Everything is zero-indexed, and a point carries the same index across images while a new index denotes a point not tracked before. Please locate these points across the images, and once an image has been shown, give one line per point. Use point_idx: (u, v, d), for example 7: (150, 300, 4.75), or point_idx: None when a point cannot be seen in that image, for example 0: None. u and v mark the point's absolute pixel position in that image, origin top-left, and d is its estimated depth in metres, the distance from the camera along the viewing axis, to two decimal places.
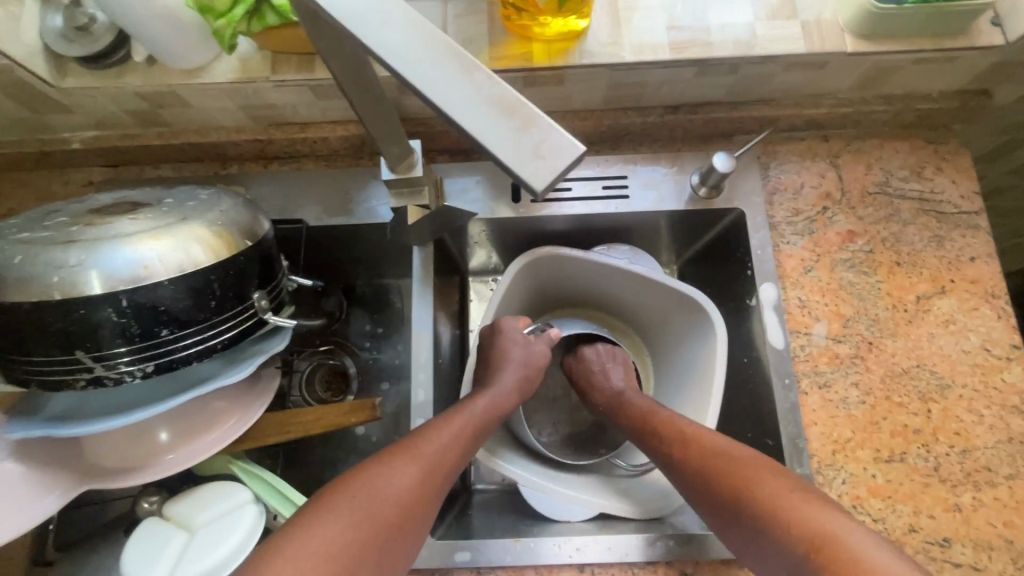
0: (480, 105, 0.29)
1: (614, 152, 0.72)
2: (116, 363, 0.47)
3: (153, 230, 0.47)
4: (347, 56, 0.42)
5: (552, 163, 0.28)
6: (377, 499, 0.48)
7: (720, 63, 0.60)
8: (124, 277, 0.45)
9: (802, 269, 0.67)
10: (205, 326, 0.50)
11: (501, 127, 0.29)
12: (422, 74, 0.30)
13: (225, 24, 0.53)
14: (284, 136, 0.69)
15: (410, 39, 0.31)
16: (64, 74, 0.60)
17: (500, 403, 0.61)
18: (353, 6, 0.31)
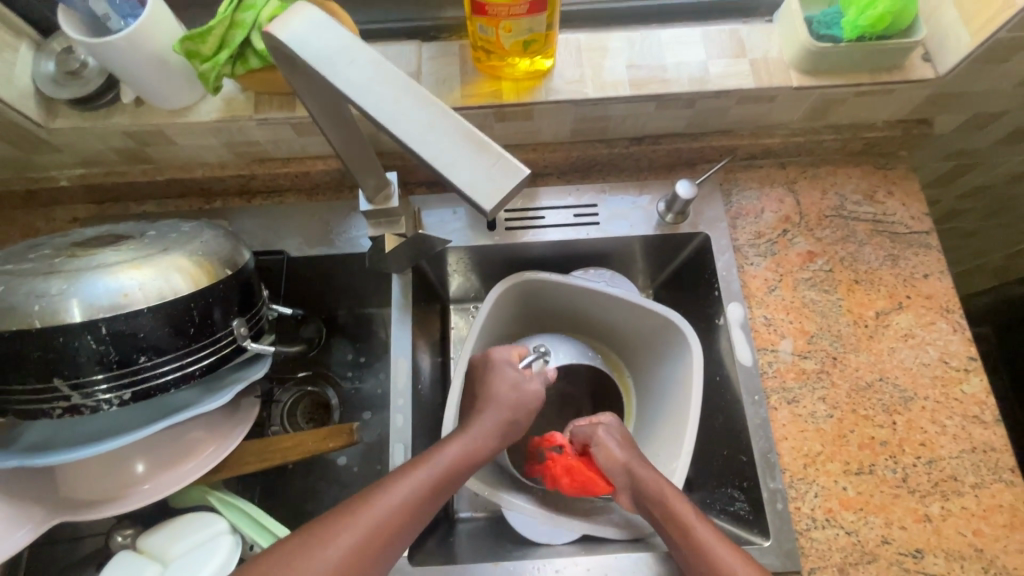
0: (437, 136, 0.32)
1: (584, 182, 0.75)
2: (93, 389, 0.48)
3: (134, 261, 0.49)
4: (321, 100, 0.45)
5: (501, 185, 0.31)
6: (316, 556, 0.47)
7: (677, 98, 0.64)
8: (104, 305, 0.46)
9: (767, 289, 0.70)
10: (183, 351, 0.51)
11: (455, 154, 0.32)
12: (385, 110, 0.33)
13: (210, 68, 0.57)
14: (268, 171, 0.71)
15: (375, 78, 0.34)
16: (54, 115, 0.62)
17: (472, 450, 0.58)
18: (324, 49, 0.35)
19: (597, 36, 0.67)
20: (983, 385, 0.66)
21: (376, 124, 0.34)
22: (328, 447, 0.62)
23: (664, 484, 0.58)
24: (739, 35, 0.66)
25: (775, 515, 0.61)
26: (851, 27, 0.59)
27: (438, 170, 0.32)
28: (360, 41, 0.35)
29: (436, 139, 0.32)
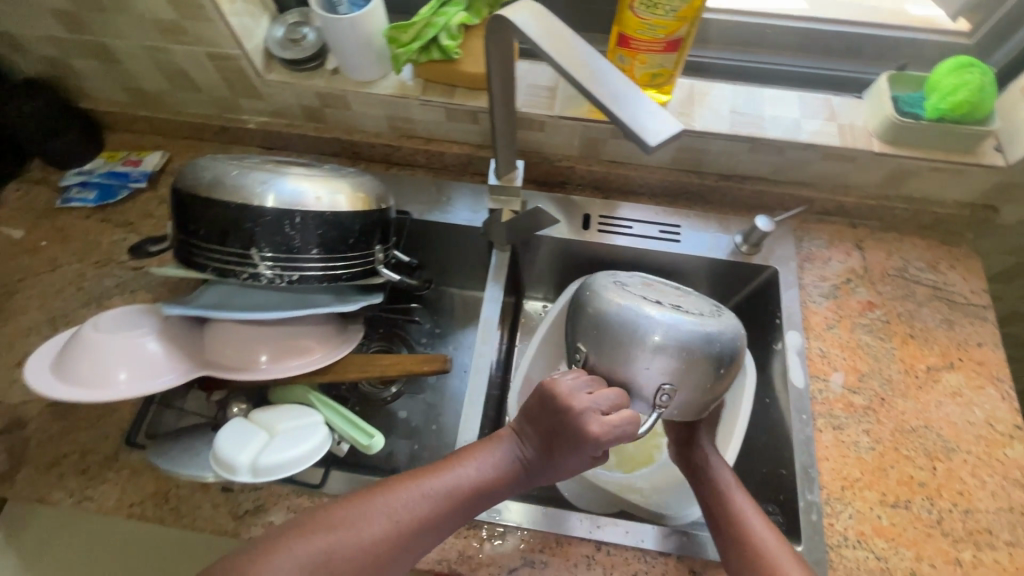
0: (617, 94, 0.43)
1: (671, 205, 0.86)
2: (260, 260, 0.59)
3: (317, 176, 0.62)
4: (502, 81, 0.59)
5: (662, 133, 0.41)
6: (374, 516, 0.52)
7: (770, 143, 0.75)
8: (297, 203, 0.59)
9: (825, 325, 0.77)
10: (330, 254, 0.62)
11: (630, 107, 0.42)
12: (581, 74, 0.45)
13: (404, 52, 0.73)
14: (411, 146, 0.86)
15: (578, 54, 0.46)
16: (269, 69, 0.79)
17: (511, 460, 0.57)
18: (543, 32, 0.48)
19: (708, 84, 0.79)
20: None
21: (567, 78, 0.45)
22: (421, 368, 0.72)
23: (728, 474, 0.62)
24: (832, 103, 0.78)
25: (808, 525, 0.65)
26: (933, 109, 0.70)
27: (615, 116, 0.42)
28: (571, 32, 0.48)
29: (618, 96, 0.43)
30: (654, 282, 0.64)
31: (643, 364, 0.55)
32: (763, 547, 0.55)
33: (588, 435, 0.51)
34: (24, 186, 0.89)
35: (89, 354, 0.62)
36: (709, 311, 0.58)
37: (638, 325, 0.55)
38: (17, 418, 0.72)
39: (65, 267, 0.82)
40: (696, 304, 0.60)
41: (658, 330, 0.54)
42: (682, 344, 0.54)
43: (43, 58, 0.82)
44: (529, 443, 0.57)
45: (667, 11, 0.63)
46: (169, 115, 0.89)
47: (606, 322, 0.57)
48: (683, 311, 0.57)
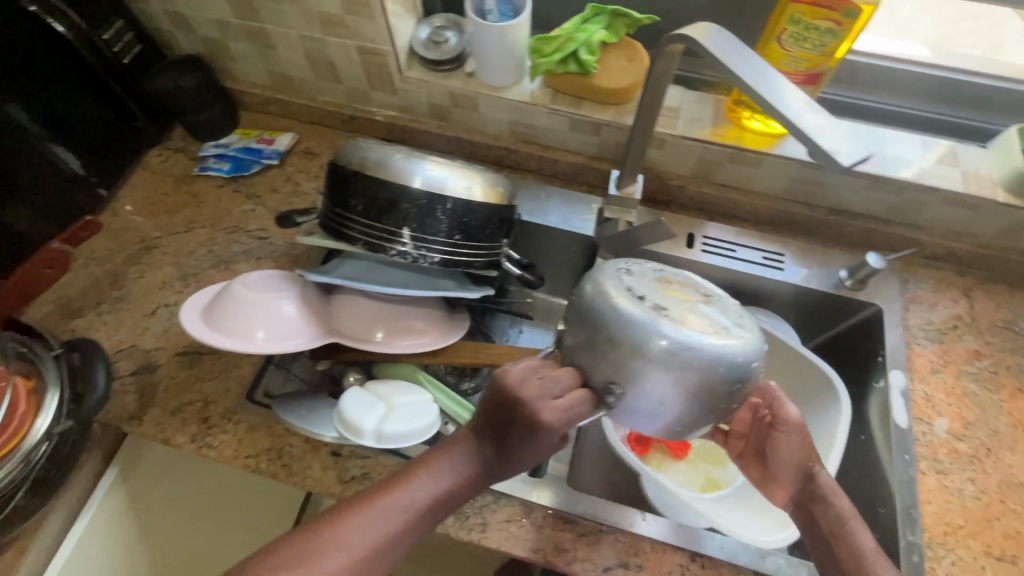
0: (803, 114, 0.45)
1: (776, 234, 0.87)
2: (401, 233, 0.63)
3: (455, 166, 0.65)
4: (657, 95, 0.63)
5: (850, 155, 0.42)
6: (323, 559, 0.47)
7: (890, 182, 0.76)
8: (439, 187, 0.63)
9: (930, 369, 0.76)
10: (465, 241, 0.66)
11: (817, 128, 0.44)
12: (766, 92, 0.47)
13: (545, 63, 0.78)
14: (528, 151, 0.90)
15: (761, 73, 0.48)
16: (409, 67, 0.85)
17: (471, 463, 0.51)
18: (726, 50, 0.50)
19: None
20: None
21: (750, 92, 0.47)
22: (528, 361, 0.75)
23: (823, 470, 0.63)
24: (955, 149, 0.78)
25: (909, 566, 0.64)
26: None
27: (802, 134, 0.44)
28: (753, 53, 0.50)
29: (805, 116, 0.45)
30: (666, 271, 0.53)
31: (624, 377, 0.47)
32: (861, 545, 0.57)
33: (539, 423, 0.47)
34: (165, 152, 0.96)
35: (240, 307, 0.68)
36: (727, 328, 0.47)
37: (623, 332, 0.46)
38: (148, 363, 0.77)
39: (198, 230, 0.89)
40: (715, 316, 0.48)
41: (653, 343, 0.45)
42: (675, 364, 0.45)
43: (204, 38, 0.90)
44: (482, 443, 0.51)
45: (815, 46, 0.64)
46: (304, 101, 0.96)
47: (598, 321, 0.47)
48: (692, 326, 0.46)
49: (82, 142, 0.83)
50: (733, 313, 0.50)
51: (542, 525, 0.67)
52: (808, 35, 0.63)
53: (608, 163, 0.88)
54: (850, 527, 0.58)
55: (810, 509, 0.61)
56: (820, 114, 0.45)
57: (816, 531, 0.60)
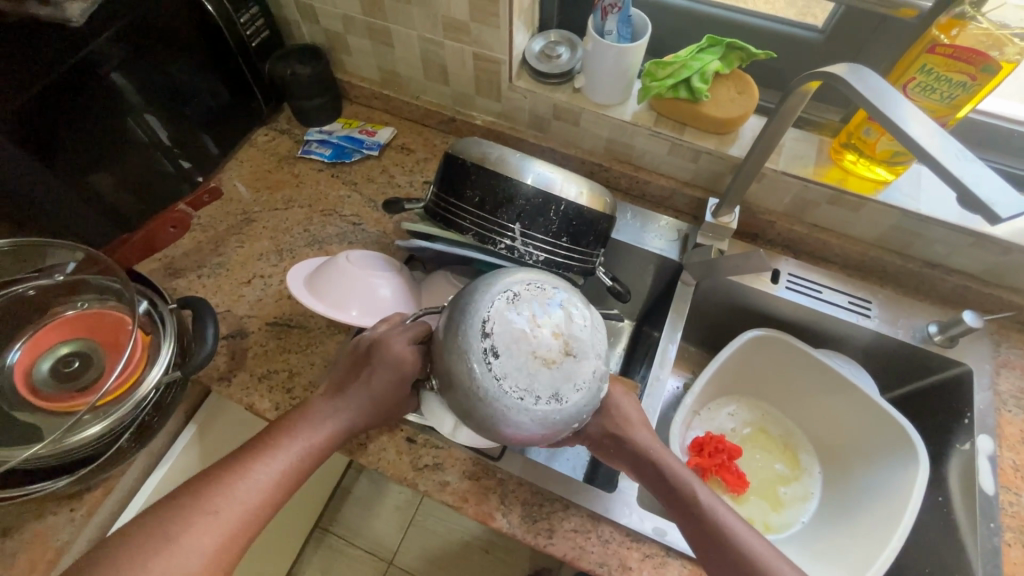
0: (961, 163, 0.46)
1: (863, 280, 0.86)
2: (509, 226, 0.65)
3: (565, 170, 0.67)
4: (783, 126, 0.64)
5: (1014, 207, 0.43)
6: (197, 520, 0.49)
7: (996, 242, 0.75)
8: (550, 187, 0.65)
9: (1021, 438, 0.74)
10: (571, 244, 0.67)
11: (978, 177, 0.45)
12: (924, 136, 0.48)
13: (656, 86, 0.79)
14: (621, 170, 0.91)
15: (916, 118, 0.49)
16: (518, 77, 0.88)
17: (318, 429, 0.56)
18: (878, 92, 0.51)
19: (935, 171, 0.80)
20: None
21: (905, 136, 0.48)
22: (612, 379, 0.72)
23: (667, 456, 0.59)
24: None
25: None
26: None
27: (962, 183, 0.45)
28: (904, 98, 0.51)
29: (964, 165, 0.46)
30: (541, 289, 0.52)
31: (451, 386, 0.51)
32: (718, 519, 0.55)
33: (395, 363, 0.57)
34: (272, 133, 1.01)
35: (345, 281, 0.70)
36: (555, 398, 0.48)
37: (463, 360, 0.50)
38: (240, 328, 0.80)
39: (296, 208, 0.92)
40: (553, 378, 0.49)
41: (475, 374, 0.49)
42: (491, 403, 0.48)
43: (326, 30, 0.95)
44: (344, 403, 0.58)
45: (942, 97, 0.65)
46: (407, 99, 1.00)
47: (446, 327, 0.51)
48: (517, 385, 0.48)
49: (206, 115, 0.88)
50: (577, 375, 0.50)
51: (609, 541, 0.66)
52: (937, 86, 0.64)
53: (701, 190, 0.89)
54: (699, 497, 0.56)
55: (665, 497, 0.58)
56: (971, 162, 0.46)
57: (685, 519, 0.56)
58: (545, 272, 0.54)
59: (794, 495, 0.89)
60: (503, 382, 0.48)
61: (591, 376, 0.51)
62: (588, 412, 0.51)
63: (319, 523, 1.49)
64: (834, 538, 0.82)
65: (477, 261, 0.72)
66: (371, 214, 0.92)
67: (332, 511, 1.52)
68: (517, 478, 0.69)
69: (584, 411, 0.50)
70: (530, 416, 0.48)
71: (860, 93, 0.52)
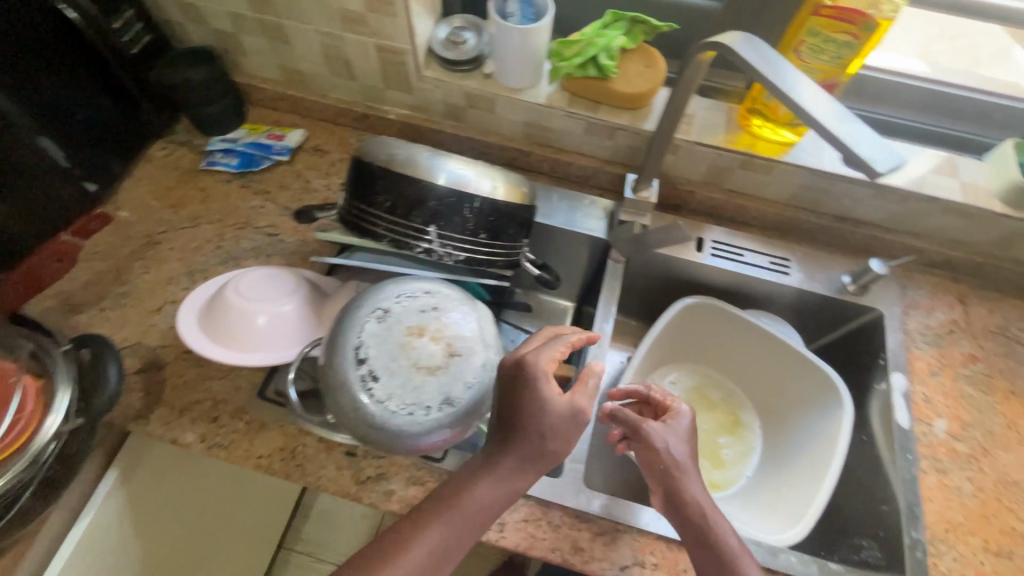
0: (842, 124, 0.48)
1: (781, 240, 0.89)
2: (424, 229, 0.63)
3: (480, 166, 0.65)
4: (683, 97, 0.64)
5: (889, 162, 0.45)
6: None
7: (894, 191, 0.79)
8: (464, 185, 0.63)
9: (929, 372, 0.80)
10: (490, 239, 0.66)
11: (858, 136, 0.47)
12: (807, 103, 0.49)
13: (566, 66, 0.79)
14: (542, 153, 0.90)
15: (798, 85, 0.50)
16: (426, 66, 0.85)
17: (493, 497, 0.52)
18: (763, 61, 0.52)
19: None
20: None
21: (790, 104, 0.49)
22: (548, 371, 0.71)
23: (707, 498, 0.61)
24: (954, 161, 0.81)
25: (912, 561, 0.67)
26: None
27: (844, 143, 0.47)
28: (788, 64, 0.52)
29: (844, 127, 0.47)
30: (413, 299, 0.59)
31: (344, 418, 0.55)
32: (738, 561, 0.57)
33: (534, 378, 0.54)
34: (170, 146, 0.94)
35: (241, 316, 0.67)
36: (446, 402, 0.56)
37: (346, 393, 0.54)
38: (154, 361, 0.74)
39: (205, 225, 0.86)
40: (440, 384, 0.56)
41: (362, 406, 0.54)
42: (386, 427, 0.54)
43: (215, 31, 0.88)
44: (496, 460, 0.53)
45: (831, 58, 0.67)
46: (315, 98, 0.95)
47: (325, 362, 0.55)
48: (405, 402, 0.54)
49: (87, 134, 0.81)
50: (463, 376, 0.57)
51: (560, 526, 0.67)
52: (826, 48, 0.66)
53: (622, 167, 0.89)
54: (727, 544, 0.58)
55: (691, 529, 0.60)
56: (853, 123, 0.48)
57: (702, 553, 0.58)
58: (410, 281, 0.61)
59: (738, 454, 0.93)
60: (390, 403, 0.54)
61: (478, 373, 0.58)
62: (488, 405, 0.59)
63: (281, 546, 1.44)
64: (776, 488, 0.87)
65: (398, 263, 0.69)
66: (288, 223, 0.87)
67: (294, 530, 1.48)
68: None
69: (479, 405, 0.58)
70: (423, 427, 0.55)
71: (748, 63, 0.52)
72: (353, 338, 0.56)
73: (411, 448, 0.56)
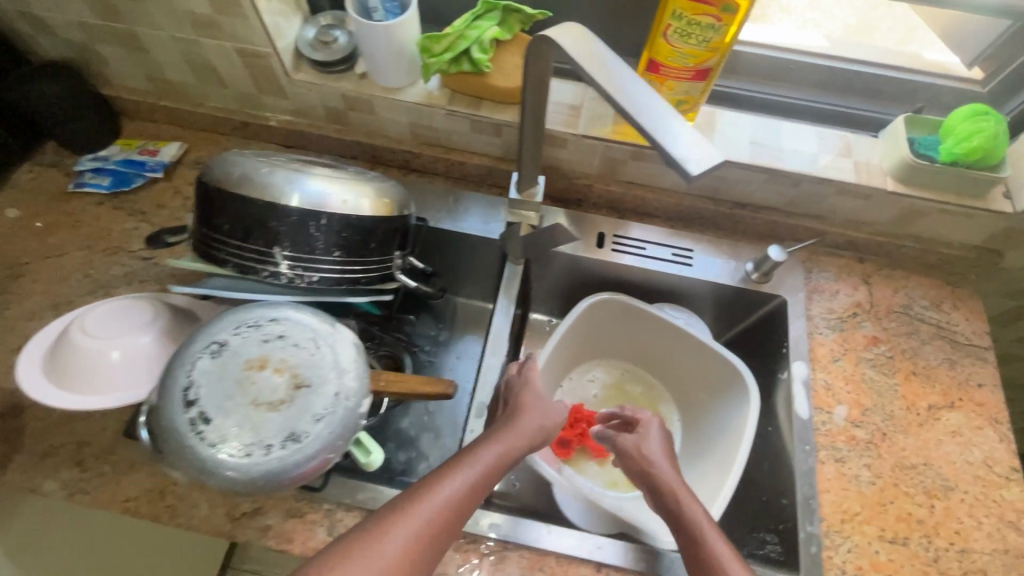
0: (659, 121, 0.43)
1: (685, 230, 0.87)
2: (269, 251, 0.59)
3: (342, 180, 0.61)
4: (537, 96, 0.59)
5: (706, 161, 0.41)
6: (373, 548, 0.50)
7: (787, 175, 0.76)
8: (318, 203, 0.59)
9: (831, 357, 0.78)
10: (347, 256, 0.62)
11: (675, 133, 0.42)
12: (625, 100, 0.44)
13: (435, 62, 0.73)
14: (432, 154, 0.86)
15: (619, 79, 0.45)
16: (297, 69, 0.79)
17: (510, 454, 0.63)
18: (584, 54, 0.47)
19: (729, 114, 0.80)
20: (1022, 495, 0.70)
21: (609, 101, 0.44)
22: (424, 391, 0.68)
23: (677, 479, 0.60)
24: (849, 140, 0.79)
25: (807, 556, 0.66)
26: (947, 152, 0.70)
27: (659, 142, 0.42)
28: (612, 54, 0.47)
29: (660, 125, 0.42)
30: (254, 330, 0.55)
31: (177, 465, 0.51)
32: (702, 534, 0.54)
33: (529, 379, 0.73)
34: (37, 168, 0.88)
35: (87, 358, 0.63)
36: (291, 438, 0.52)
37: (174, 440, 0.51)
38: (14, 404, 0.70)
39: (74, 253, 0.81)
40: (284, 420, 0.53)
41: (193, 452, 0.50)
42: (222, 471, 0.51)
43: (68, 42, 0.82)
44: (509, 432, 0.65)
45: (699, 41, 0.63)
46: (191, 108, 0.89)
47: (154, 408, 0.52)
48: (243, 442, 0.51)
49: None
50: (312, 408, 0.54)
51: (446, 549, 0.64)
52: (691, 31, 0.62)
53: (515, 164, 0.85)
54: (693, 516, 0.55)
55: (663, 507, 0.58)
56: (673, 117, 0.43)
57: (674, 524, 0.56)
58: (251, 310, 0.57)
59: None
60: (225, 446, 0.51)
61: (330, 402, 0.55)
62: (346, 436, 0.56)
63: None
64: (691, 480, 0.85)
65: (252, 287, 0.64)
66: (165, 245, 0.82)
67: None
68: (345, 504, 0.66)
69: (333, 436, 0.54)
70: (265, 468, 0.51)
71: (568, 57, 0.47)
72: (181, 379, 0.52)
73: (257, 490, 0.53)
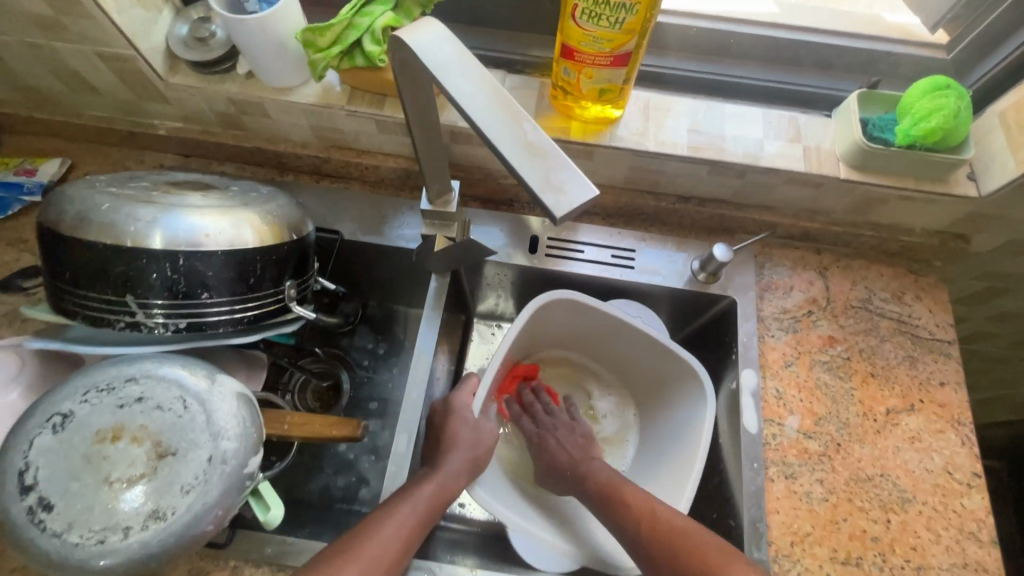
0: (521, 147, 0.37)
1: (627, 228, 0.80)
2: (122, 300, 0.51)
3: (217, 207, 0.53)
4: (416, 84, 0.48)
5: (573, 196, 0.35)
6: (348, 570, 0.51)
7: (729, 166, 0.69)
8: (184, 240, 0.51)
9: (783, 362, 0.72)
10: (221, 296, 0.54)
11: (536, 161, 0.36)
12: (485, 120, 0.38)
13: (321, 58, 0.64)
14: (342, 158, 0.77)
15: (482, 94, 0.39)
16: (173, 71, 0.70)
17: (447, 490, 0.61)
18: (441, 61, 0.40)
19: (666, 98, 0.72)
20: (984, 503, 0.66)
21: (470, 123, 0.39)
22: (331, 433, 0.62)
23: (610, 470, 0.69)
24: (798, 122, 0.71)
25: None
26: (903, 134, 0.63)
27: (520, 174, 0.36)
28: (473, 60, 0.40)
29: (521, 151, 0.37)
30: (107, 394, 0.49)
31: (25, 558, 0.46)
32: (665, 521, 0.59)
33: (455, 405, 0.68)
34: None
35: None
36: (153, 516, 0.46)
37: (16, 531, 0.45)
38: None
39: None
40: (143, 497, 0.46)
41: (35, 543, 0.44)
42: (71, 563, 0.45)
43: None
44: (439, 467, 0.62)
45: (612, 23, 0.55)
46: (70, 118, 0.79)
47: None
48: (92, 528, 0.45)
49: None
50: (178, 479, 0.47)
51: None
52: (601, 11, 0.54)
53: None
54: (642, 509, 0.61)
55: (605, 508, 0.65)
56: (538, 139, 0.37)
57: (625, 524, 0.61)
58: (103, 370, 0.50)
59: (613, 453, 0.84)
60: (71, 535, 0.44)
61: (200, 469, 0.48)
62: (226, 503, 0.49)
63: None
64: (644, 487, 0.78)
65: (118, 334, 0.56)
66: None
67: None
68: (252, 560, 0.61)
69: (207, 507, 0.48)
70: (122, 555, 0.45)
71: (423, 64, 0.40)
72: (20, 462, 0.46)
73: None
